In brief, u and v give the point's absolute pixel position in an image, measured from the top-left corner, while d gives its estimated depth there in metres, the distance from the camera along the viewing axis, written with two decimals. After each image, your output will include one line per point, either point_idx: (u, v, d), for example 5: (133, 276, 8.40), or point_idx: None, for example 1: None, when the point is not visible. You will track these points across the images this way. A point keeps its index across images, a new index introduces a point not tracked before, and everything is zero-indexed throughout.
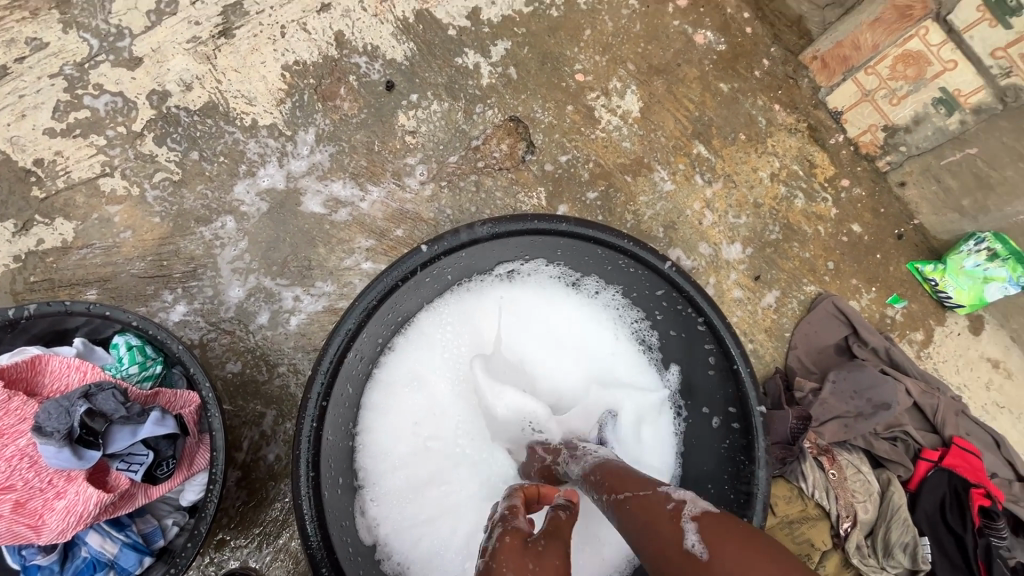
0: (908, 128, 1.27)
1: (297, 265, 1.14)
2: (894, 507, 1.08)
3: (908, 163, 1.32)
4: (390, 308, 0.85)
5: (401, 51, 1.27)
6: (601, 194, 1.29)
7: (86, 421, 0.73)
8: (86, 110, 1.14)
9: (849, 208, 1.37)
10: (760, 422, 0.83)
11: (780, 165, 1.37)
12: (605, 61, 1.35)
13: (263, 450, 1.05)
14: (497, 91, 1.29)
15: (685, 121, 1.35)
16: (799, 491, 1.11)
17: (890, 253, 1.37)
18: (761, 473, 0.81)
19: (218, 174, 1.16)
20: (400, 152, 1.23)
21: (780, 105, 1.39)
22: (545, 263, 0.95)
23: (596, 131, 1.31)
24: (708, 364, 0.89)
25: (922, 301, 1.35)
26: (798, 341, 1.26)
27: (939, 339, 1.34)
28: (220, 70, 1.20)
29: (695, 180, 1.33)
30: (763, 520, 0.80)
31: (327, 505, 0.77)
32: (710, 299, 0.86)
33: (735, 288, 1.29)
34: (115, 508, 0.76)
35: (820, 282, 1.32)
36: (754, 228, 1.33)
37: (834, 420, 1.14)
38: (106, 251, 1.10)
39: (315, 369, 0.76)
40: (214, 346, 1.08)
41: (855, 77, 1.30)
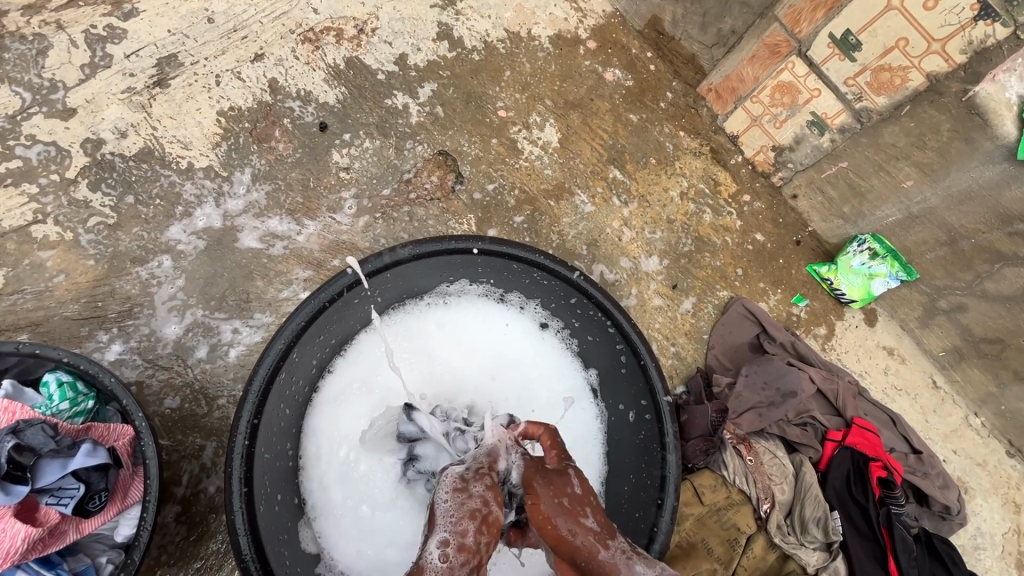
0: (792, 147, 1.45)
1: (236, 298, 1.18)
2: (806, 486, 1.19)
3: (796, 178, 1.50)
4: (320, 331, 0.90)
5: (333, 94, 1.36)
6: (527, 217, 1.39)
7: (14, 456, 0.75)
8: (17, 160, 1.17)
9: (751, 220, 1.52)
10: (668, 410, 0.92)
11: (688, 184, 1.52)
12: (525, 98, 1.48)
13: (203, 483, 1.06)
14: (426, 128, 1.40)
15: (601, 149, 1.49)
16: (722, 479, 1.19)
17: (791, 258, 1.52)
18: (670, 457, 0.90)
19: (154, 216, 1.19)
20: (335, 187, 1.30)
21: (684, 131, 1.55)
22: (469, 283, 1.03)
23: (519, 161, 1.43)
24: (620, 363, 0.98)
25: (822, 299, 1.50)
26: (715, 342, 1.39)
27: (839, 332, 1.49)
28: (155, 117, 1.26)
29: (613, 201, 1.46)
30: (675, 499, 0.88)
31: (263, 521, 0.80)
32: (616, 303, 0.95)
33: (655, 297, 1.41)
34: (44, 545, 0.77)
35: (731, 287, 1.46)
36: (668, 242, 1.46)
37: (750, 411, 1.25)
38: (38, 296, 1.11)
39: (247, 390, 0.80)
40: (152, 382, 1.10)
41: (744, 105, 1.48)
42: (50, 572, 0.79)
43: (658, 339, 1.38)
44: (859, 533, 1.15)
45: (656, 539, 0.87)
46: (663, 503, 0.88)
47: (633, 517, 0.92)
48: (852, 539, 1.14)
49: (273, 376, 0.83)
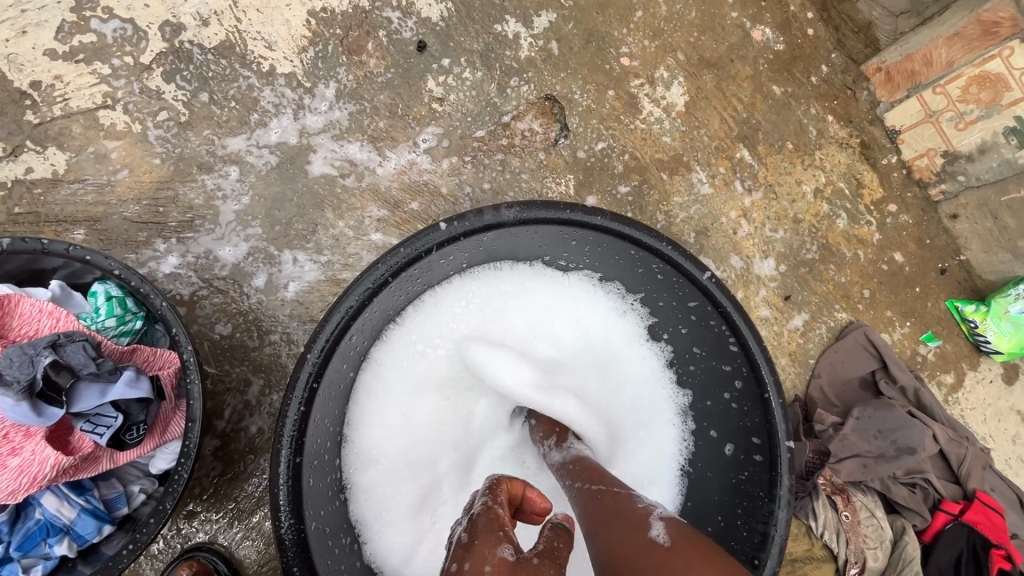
0: (972, 156, 1.20)
1: (301, 227, 1.06)
2: (907, 558, 1.01)
3: (963, 195, 1.24)
4: (397, 290, 0.77)
5: (437, 10, 1.17)
6: (633, 189, 1.20)
7: (51, 374, 0.66)
8: (92, 34, 1.06)
9: (893, 235, 1.28)
10: (787, 459, 0.75)
11: (826, 181, 1.28)
12: (654, 47, 1.25)
13: (245, 421, 0.98)
14: (536, 66, 1.20)
15: (731, 122, 1.26)
16: (807, 529, 1.05)
17: (930, 287, 1.28)
18: (781, 515, 0.73)
19: (228, 120, 1.07)
20: (424, 119, 1.14)
21: (835, 116, 1.29)
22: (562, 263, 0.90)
23: (635, 122, 1.22)
24: (735, 388, 0.82)
25: (957, 342, 1.27)
26: (823, 370, 1.19)
27: (969, 384, 1.26)
28: (240, 8, 1.11)
29: (735, 187, 1.24)
30: (778, 566, 0.73)
31: (307, 497, 0.67)
32: (747, 318, 0.78)
33: (763, 306, 1.21)
34: (76, 471, 0.69)
35: (852, 309, 1.25)
36: (790, 245, 1.24)
37: (853, 459, 1.07)
38: (99, 190, 1.02)
39: (307, 347, 0.67)
40: (204, 304, 1.01)
41: (921, 95, 1.21)
42: (79, 497, 0.73)
43: None
44: None
45: None
46: (761, 565, 0.73)
47: None
48: None
49: (341, 334, 0.70)
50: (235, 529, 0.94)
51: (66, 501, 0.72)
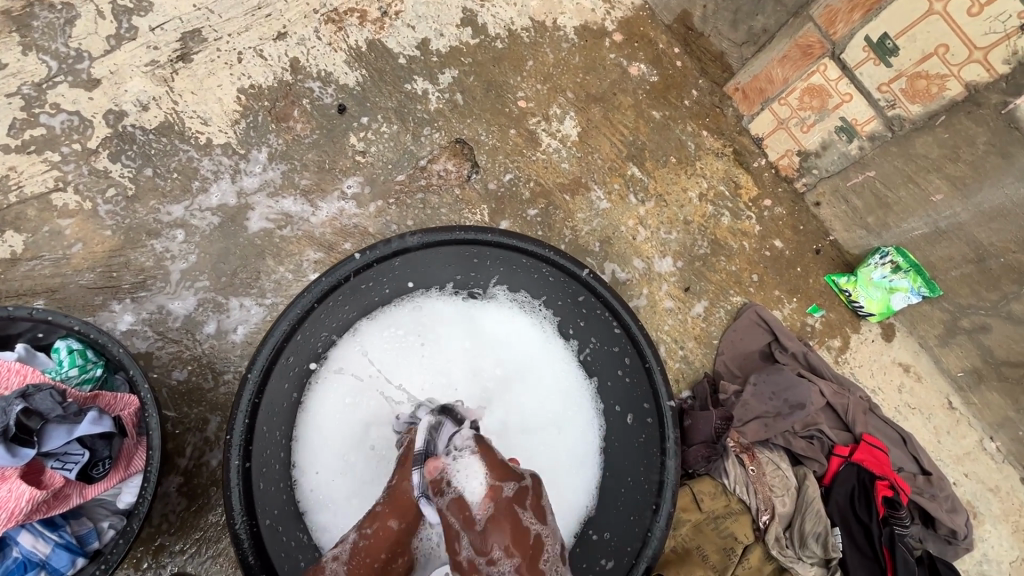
0: (817, 153, 1.42)
1: (245, 276, 1.18)
2: (808, 499, 1.16)
3: (820, 185, 1.46)
4: (326, 316, 0.91)
5: (354, 77, 1.35)
6: (541, 211, 1.38)
7: (22, 420, 0.76)
8: (42, 128, 1.19)
9: (771, 225, 1.49)
10: (670, 415, 0.92)
11: (708, 186, 1.48)
12: (546, 89, 1.46)
13: (206, 456, 1.07)
14: (445, 115, 1.38)
15: (620, 145, 1.46)
16: (723, 487, 1.18)
17: (809, 266, 1.48)
18: (669, 463, 0.90)
19: (171, 190, 1.21)
20: (349, 171, 1.30)
21: (708, 131, 1.52)
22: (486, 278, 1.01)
23: (537, 153, 1.41)
24: (625, 366, 0.97)
25: (839, 310, 1.47)
26: (725, 348, 1.36)
27: (855, 345, 1.45)
28: (177, 92, 1.26)
29: (629, 199, 1.43)
30: (672, 506, 0.89)
31: (259, 497, 0.82)
32: (623, 303, 0.95)
33: (666, 299, 1.39)
34: (49, 507, 0.79)
35: (745, 292, 1.43)
36: (684, 243, 1.43)
37: (756, 420, 1.22)
38: (55, 263, 1.13)
39: (248, 370, 0.81)
40: (161, 355, 1.11)
41: (771, 107, 1.44)
42: (53, 533, 0.81)
43: (667, 341, 1.36)
44: (860, 551, 1.13)
45: (650, 542, 0.88)
46: (659, 507, 0.89)
47: (628, 520, 0.92)
48: (852, 557, 1.12)
49: (276, 357, 0.84)
50: (204, 556, 1.03)
51: (41, 537, 0.80)
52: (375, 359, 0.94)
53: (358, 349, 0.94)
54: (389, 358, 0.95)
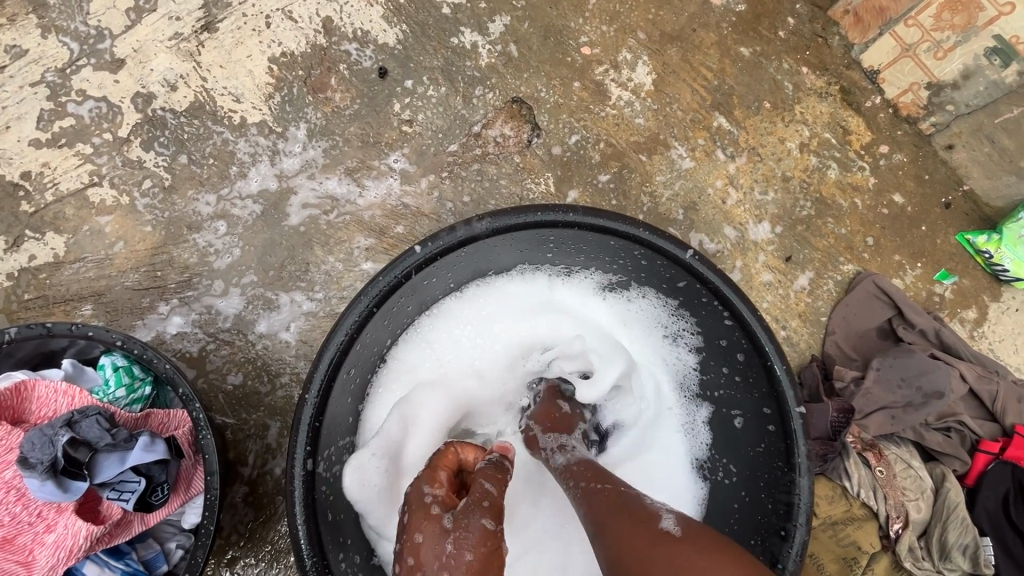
0: (956, 84, 1.16)
1: (294, 268, 1.08)
2: (950, 505, 0.98)
3: (956, 124, 1.20)
4: (386, 318, 0.78)
5: (393, 34, 1.19)
6: (614, 176, 1.19)
7: (69, 451, 0.68)
8: (70, 118, 1.10)
9: (889, 177, 1.25)
10: (801, 423, 0.74)
11: (810, 133, 1.25)
12: (613, 31, 1.24)
13: (269, 464, 1.00)
14: (497, 71, 1.20)
15: (703, 91, 1.24)
16: (842, 490, 1.02)
17: (937, 224, 1.24)
18: (802, 482, 0.73)
19: (209, 178, 1.10)
20: (395, 143, 1.15)
21: (810, 67, 1.27)
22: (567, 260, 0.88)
23: (606, 109, 1.21)
24: (736, 364, 0.82)
25: (974, 276, 1.23)
26: (836, 326, 1.16)
27: (994, 316, 1.22)
28: (204, 67, 1.14)
29: (717, 156, 1.22)
30: (808, 534, 0.72)
31: (326, 534, 0.70)
32: (735, 289, 0.77)
33: (764, 271, 1.19)
34: (111, 537, 0.73)
35: (858, 260, 1.21)
36: (783, 205, 1.22)
37: (880, 412, 1.04)
38: (99, 264, 1.06)
39: (304, 391, 0.69)
40: (213, 358, 1.04)
41: (893, 30, 1.18)
42: (119, 562, 0.76)
43: (766, 321, 1.17)
44: (1018, 566, 0.95)
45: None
46: (789, 534, 0.73)
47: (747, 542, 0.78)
48: (1009, 573, 0.94)
49: (334, 372, 0.72)
50: (276, 569, 0.97)
51: (107, 566, 0.75)
52: (445, 350, 0.87)
53: (429, 343, 0.87)
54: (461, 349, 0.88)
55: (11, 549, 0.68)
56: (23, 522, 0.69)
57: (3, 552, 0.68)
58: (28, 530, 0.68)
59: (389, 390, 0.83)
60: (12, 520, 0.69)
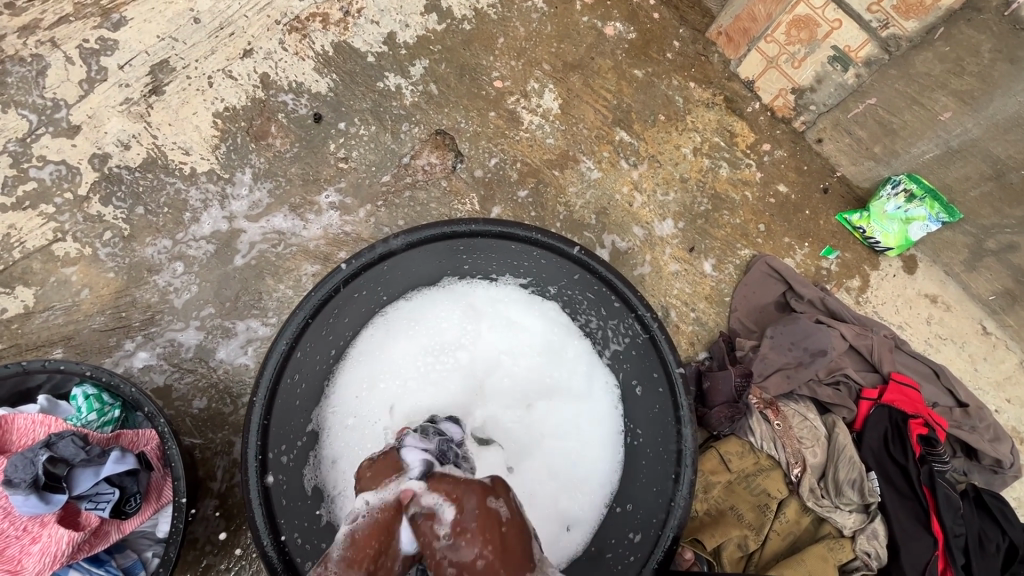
0: (813, 88, 1.34)
1: (249, 298, 1.20)
2: (840, 447, 1.13)
3: (821, 121, 1.39)
4: (324, 328, 0.91)
5: (325, 83, 1.34)
6: (531, 190, 1.35)
7: (49, 468, 0.78)
8: (32, 181, 1.21)
9: (772, 170, 1.43)
10: (681, 381, 0.89)
11: (701, 139, 1.43)
12: (521, 65, 1.41)
13: (236, 477, 1.10)
14: (421, 108, 1.36)
15: (605, 111, 1.42)
16: (750, 445, 1.16)
17: (818, 207, 1.42)
18: (685, 430, 0.87)
19: (165, 225, 1.22)
20: (334, 178, 1.29)
21: (695, 82, 1.45)
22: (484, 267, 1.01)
23: (520, 133, 1.38)
24: (630, 339, 0.95)
25: (855, 249, 1.41)
26: (738, 304, 1.32)
27: (875, 283, 1.40)
28: (155, 126, 1.27)
29: (621, 165, 1.39)
30: (694, 472, 0.86)
31: (282, 515, 0.82)
32: (620, 276, 0.92)
33: (671, 262, 1.35)
34: (91, 546, 0.82)
35: (753, 244, 1.38)
36: (683, 203, 1.39)
37: (777, 373, 1.20)
38: (67, 311, 1.16)
39: (253, 393, 0.81)
40: (179, 386, 1.14)
41: (758, 46, 1.37)
42: (99, 569, 0.84)
43: (677, 305, 1.33)
44: (899, 493, 1.10)
45: (675, 512, 0.85)
46: (679, 476, 0.86)
47: (652, 491, 0.90)
48: (892, 500, 1.09)
49: (279, 376, 0.84)
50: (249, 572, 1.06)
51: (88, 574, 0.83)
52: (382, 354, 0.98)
53: (366, 350, 0.98)
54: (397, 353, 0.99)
55: (2, 559, 0.79)
56: (11, 536, 0.79)
57: None
58: (16, 542, 0.79)
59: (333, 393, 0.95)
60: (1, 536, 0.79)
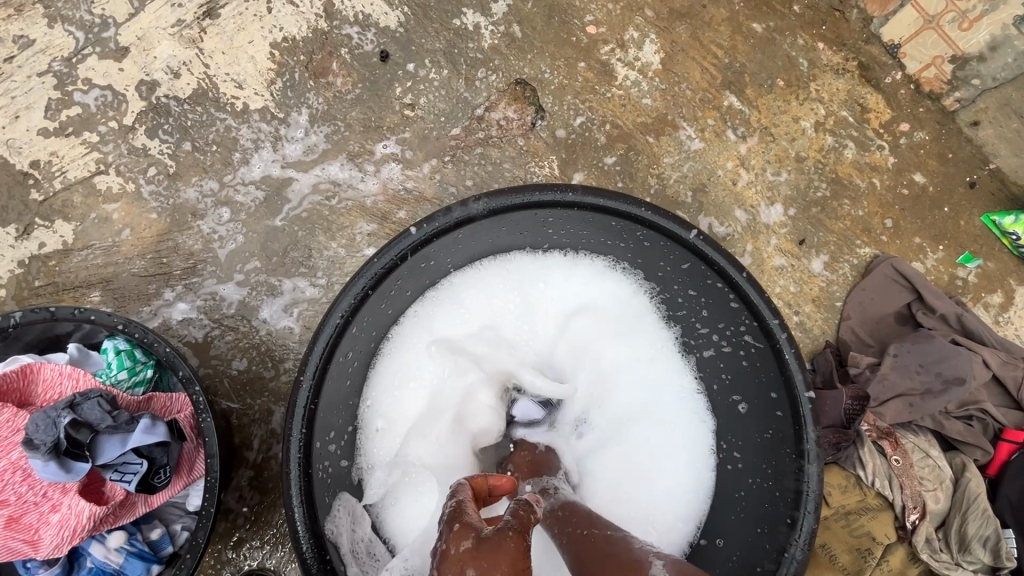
0: (982, 56, 1.13)
1: (297, 254, 1.08)
2: (970, 495, 0.95)
3: (982, 99, 1.14)
4: (383, 300, 0.77)
5: (395, 17, 1.17)
6: (620, 158, 1.16)
7: (71, 433, 0.69)
8: (77, 107, 1.11)
9: (909, 155, 1.19)
10: (810, 409, 0.72)
11: (826, 112, 1.20)
12: (619, 9, 1.21)
13: (273, 449, 1.01)
14: (500, 52, 1.18)
15: (714, 70, 1.20)
16: (856, 479, 0.98)
17: (960, 205, 1.19)
18: (810, 468, 0.70)
19: (213, 165, 1.11)
20: (398, 127, 1.14)
21: (826, 42, 1.21)
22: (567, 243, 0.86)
23: (612, 89, 1.18)
24: (744, 347, 0.79)
25: (1000, 258, 1.18)
26: (852, 311, 1.12)
27: (1021, 301, 1.17)
28: (207, 54, 1.14)
29: (727, 136, 1.18)
30: (816, 522, 0.70)
31: (323, 515, 0.70)
32: (744, 271, 0.74)
33: (776, 255, 1.15)
34: (115, 518, 0.73)
35: (876, 242, 1.17)
36: (796, 186, 1.18)
37: (897, 399, 1.01)
38: (106, 251, 1.07)
39: (300, 373, 0.69)
40: (218, 344, 1.05)
41: (916, 1, 1.14)
42: (125, 541, 0.77)
43: (778, 306, 1.14)
44: None
45: (789, 565, 0.70)
46: (796, 522, 0.70)
47: (756, 534, 0.76)
48: None
49: (330, 354, 0.71)
50: (280, 553, 0.98)
51: (112, 546, 0.76)
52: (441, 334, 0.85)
53: (423, 327, 0.85)
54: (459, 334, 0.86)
55: (19, 527, 0.69)
56: (29, 501, 0.70)
57: (11, 530, 0.69)
58: (34, 510, 0.69)
59: (383, 373, 0.83)
60: (18, 500, 0.70)
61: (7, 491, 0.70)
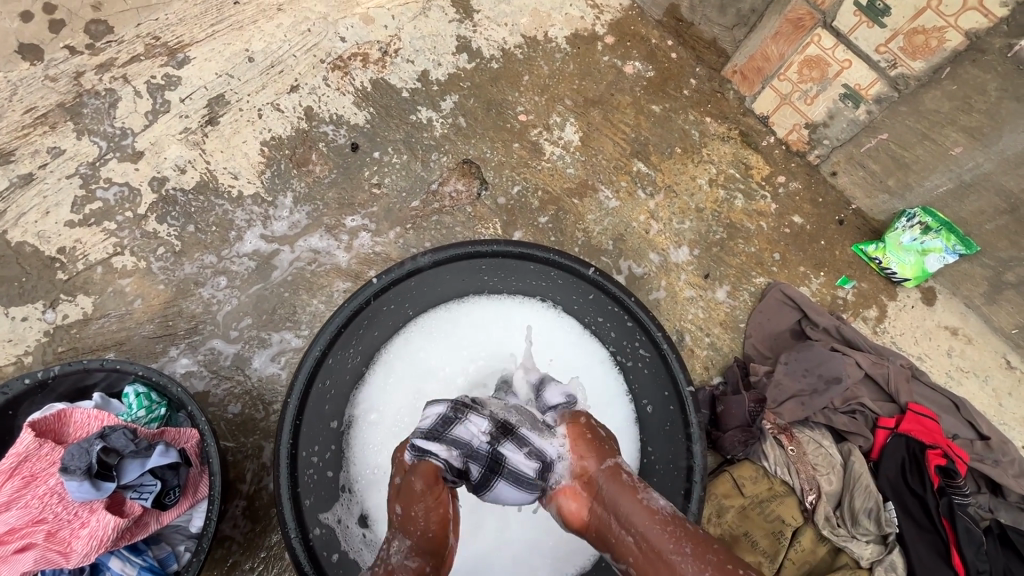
0: (825, 123, 1.40)
1: (284, 311, 1.29)
2: (855, 475, 1.14)
3: (834, 154, 1.44)
4: (354, 338, 0.98)
5: (363, 116, 1.45)
6: (551, 217, 1.42)
7: (102, 457, 0.87)
8: (98, 201, 1.34)
9: (788, 201, 1.47)
10: (691, 398, 0.94)
11: (717, 170, 1.48)
12: (544, 100, 1.50)
13: (264, 480, 1.16)
14: (450, 139, 1.45)
15: (624, 143, 1.49)
16: (764, 470, 1.16)
17: (834, 238, 1.45)
18: (695, 447, 0.92)
19: (212, 242, 1.33)
20: (367, 202, 1.39)
21: (711, 117, 1.52)
22: (502, 285, 1.07)
23: (542, 163, 1.46)
24: (642, 358, 1.00)
25: (871, 279, 1.42)
26: (753, 330, 1.35)
27: (893, 313, 1.40)
28: (208, 153, 1.39)
29: (638, 195, 1.45)
30: (704, 488, 0.91)
31: (308, 513, 0.89)
32: (631, 296, 0.98)
33: (686, 288, 1.39)
34: (132, 534, 0.88)
35: (768, 272, 1.41)
36: (698, 231, 1.43)
37: (791, 399, 1.21)
38: (120, 318, 1.26)
39: (288, 396, 0.90)
40: (216, 391, 1.22)
41: (772, 84, 1.43)
42: (138, 558, 0.90)
43: (692, 330, 1.36)
44: (917, 525, 1.09)
45: None
46: (689, 492, 0.91)
47: None
48: (911, 532, 1.08)
49: (312, 380, 0.92)
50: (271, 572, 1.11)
51: (128, 561, 0.89)
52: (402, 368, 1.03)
53: (387, 363, 1.03)
54: (418, 367, 1.03)
55: (54, 541, 0.84)
56: (63, 519, 0.85)
57: (48, 543, 0.84)
58: (68, 525, 0.85)
59: (357, 402, 1.00)
60: (54, 518, 0.85)
61: (46, 511, 0.86)
